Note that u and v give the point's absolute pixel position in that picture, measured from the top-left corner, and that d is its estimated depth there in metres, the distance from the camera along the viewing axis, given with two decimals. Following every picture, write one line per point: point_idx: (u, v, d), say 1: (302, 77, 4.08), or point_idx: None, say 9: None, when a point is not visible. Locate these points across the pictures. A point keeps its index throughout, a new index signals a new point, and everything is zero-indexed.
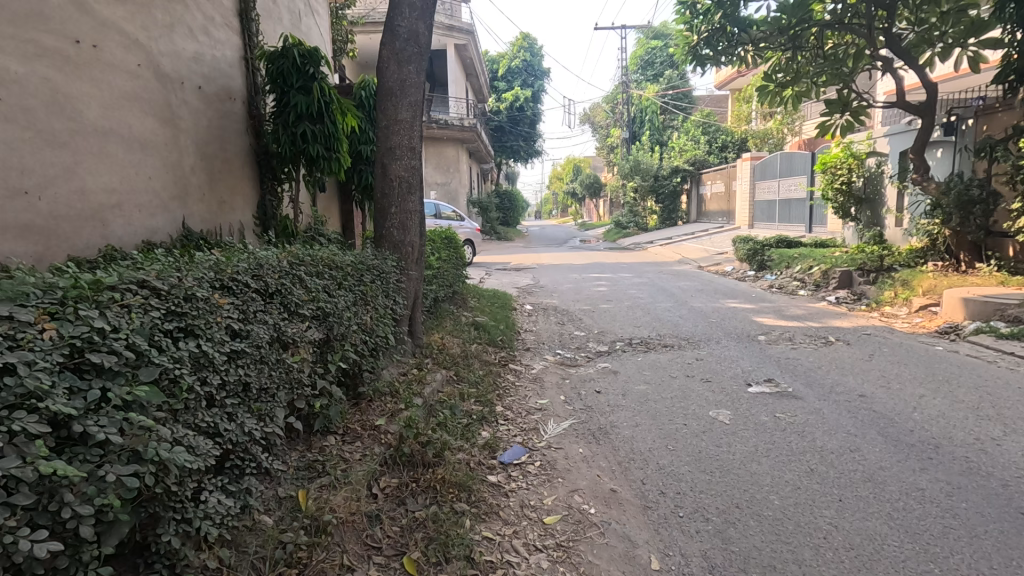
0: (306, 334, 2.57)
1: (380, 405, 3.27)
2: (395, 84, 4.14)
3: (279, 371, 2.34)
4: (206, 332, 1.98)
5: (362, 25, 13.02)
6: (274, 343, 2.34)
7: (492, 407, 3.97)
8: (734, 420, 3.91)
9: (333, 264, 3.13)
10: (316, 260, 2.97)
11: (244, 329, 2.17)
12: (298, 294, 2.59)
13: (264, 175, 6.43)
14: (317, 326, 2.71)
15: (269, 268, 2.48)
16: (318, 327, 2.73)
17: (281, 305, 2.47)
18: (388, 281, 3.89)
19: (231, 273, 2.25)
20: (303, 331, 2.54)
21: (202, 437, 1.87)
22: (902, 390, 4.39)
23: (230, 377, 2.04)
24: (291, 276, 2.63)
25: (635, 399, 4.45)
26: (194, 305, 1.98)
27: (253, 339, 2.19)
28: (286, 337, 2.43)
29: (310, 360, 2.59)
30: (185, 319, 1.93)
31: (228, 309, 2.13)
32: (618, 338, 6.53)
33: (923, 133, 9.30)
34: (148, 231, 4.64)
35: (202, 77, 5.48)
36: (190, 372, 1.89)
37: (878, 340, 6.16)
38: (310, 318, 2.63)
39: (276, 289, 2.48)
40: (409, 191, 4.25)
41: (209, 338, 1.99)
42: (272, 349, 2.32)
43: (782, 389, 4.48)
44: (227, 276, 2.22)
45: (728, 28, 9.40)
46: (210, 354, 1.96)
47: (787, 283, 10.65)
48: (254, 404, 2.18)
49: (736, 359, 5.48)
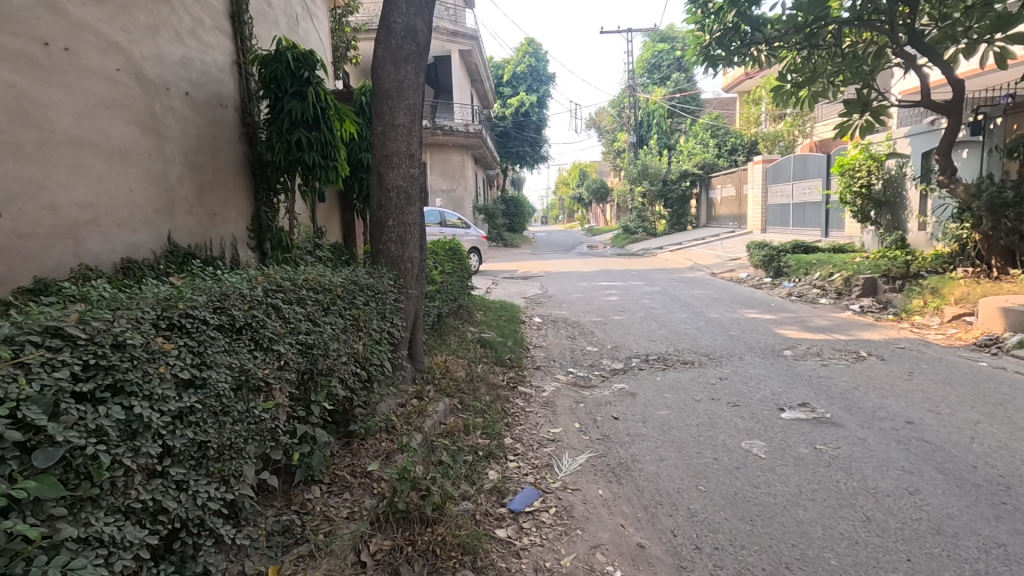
0: (282, 374, 2.22)
1: (375, 445, 2.91)
2: (392, 87, 3.80)
3: (246, 423, 1.98)
4: (142, 389, 1.63)
5: (364, 30, 12.76)
6: (240, 389, 1.99)
7: (500, 440, 3.59)
8: (771, 453, 3.51)
9: (318, 287, 2.77)
10: (298, 284, 2.61)
11: (198, 377, 1.82)
12: (272, 326, 2.23)
13: (258, 185, 6.11)
14: (298, 362, 2.36)
15: (236, 298, 2.13)
16: (299, 362, 2.37)
17: (250, 342, 2.12)
18: (386, 301, 3.54)
19: (183, 308, 1.90)
20: (277, 370, 2.19)
21: (129, 523, 1.54)
22: (953, 416, 3.96)
23: (176, 441, 1.69)
24: (264, 305, 2.28)
25: (657, 427, 4.05)
26: (126, 357, 1.63)
27: (209, 389, 1.84)
28: (257, 379, 2.07)
29: (288, 403, 2.24)
30: (113, 375, 1.59)
31: (175, 355, 1.78)
32: (634, 354, 6.13)
33: (950, 133, 8.86)
34: (129, 247, 4.31)
35: (190, 82, 5.17)
36: (117, 442, 1.54)
37: (914, 355, 5.73)
38: (288, 353, 2.27)
39: (244, 323, 2.13)
40: (408, 201, 3.90)
41: (147, 396, 1.65)
42: (237, 397, 1.97)
43: (819, 415, 4.07)
44: (178, 313, 1.87)
45: (741, 27, 8.99)
46: (145, 416, 1.61)
47: (806, 291, 10.22)
48: (213, 466, 1.83)
49: (763, 378, 5.07)
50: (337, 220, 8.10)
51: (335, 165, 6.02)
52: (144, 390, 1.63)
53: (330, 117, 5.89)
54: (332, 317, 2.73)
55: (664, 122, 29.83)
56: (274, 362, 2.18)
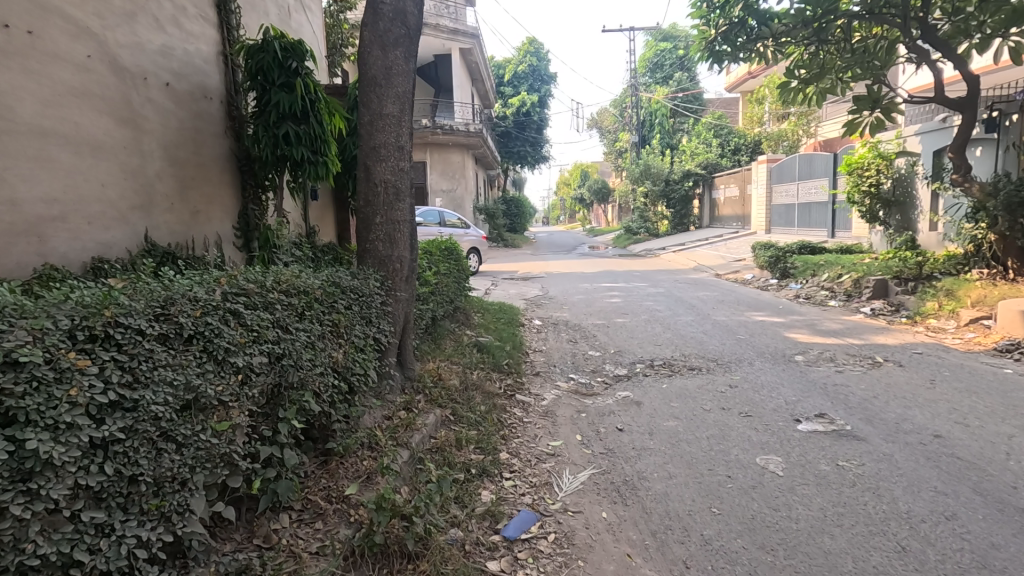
0: (239, 390, 1.96)
1: (356, 464, 2.64)
2: (380, 73, 3.52)
3: (191, 450, 1.74)
4: (44, 418, 1.42)
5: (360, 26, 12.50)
6: (183, 410, 1.75)
7: (496, 456, 3.32)
8: (789, 470, 3.23)
9: (292, 289, 2.51)
10: (266, 286, 2.35)
11: (124, 399, 1.59)
12: (228, 335, 1.97)
13: (245, 181, 5.84)
14: (261, 375, 2.10)
15: (184, 304, 1.88)
16: (263, 375, 2.11)
17: (201, 353, 1.87)
18: (372, 305, 3.27)
19: (111, 317, 1.67)
20: (233, 386, 1.93)
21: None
22: (984, 429, 3.68)
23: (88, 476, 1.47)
24: (221, 311, 2.02)
25: (664, 440, 3.77)
26: (24, 380, 1.41)
27: (140, 412, 1.61)
28: (206, 398, 1.82)
29: (247, 423, 1.98)
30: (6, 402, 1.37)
31: (95, 374, 1.55)
32: (638, 360, 5.85)
33: (964, 130, 8.57)
34: (101, 246, 4.06)
35: (172, 73, 4.91)
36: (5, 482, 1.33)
37: (933, 361, 5.44)
38: (248, 366, 2.02)
39: (192, 332, 1.88)
40: (397, 197, 3.62)
41: (51, 426, 1.43)
42: (178, 420, 1.72)
43: (839, 427, 3.79)
44: (105, 324, 1.64)
45: (747, 21, 8.70)
46: (45, 450, 1.39)
47: (814, 292, 9.93)
48: (143, 503, 1.61)
49: (776, 386, 4.79)
50: (330, 219, 7.84)
51: (325, 160, 5.76)
52: (46, 418, 1.42)
53: (320, 111, 5.64)
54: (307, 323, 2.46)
55: (666, 121, 29.55)
56: (229, 377, 1.93)
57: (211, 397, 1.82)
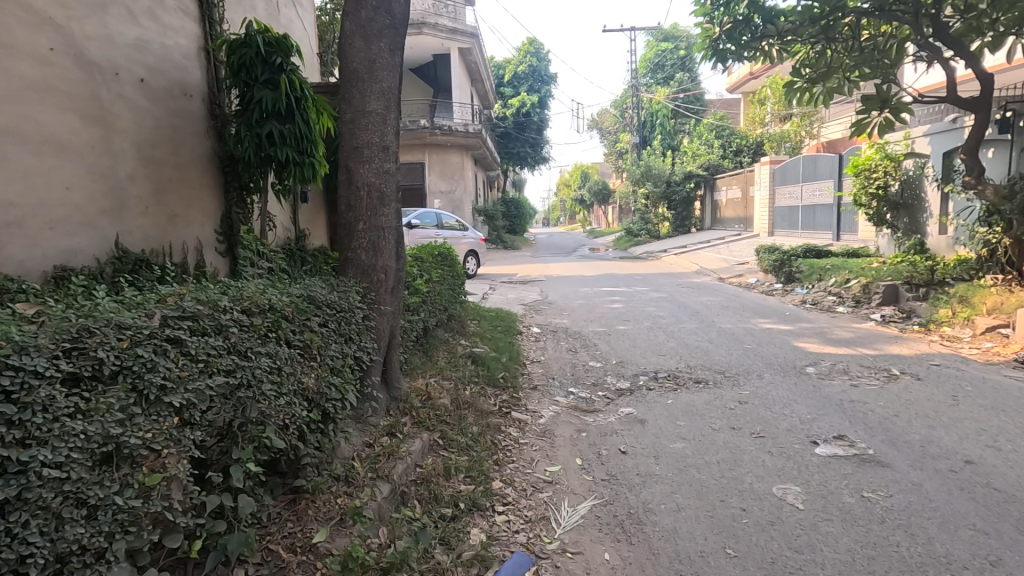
0: (176, 434, 1.69)
1: (328, 505, 2.36)
2: (364, 67, 3.24)
3: (103, 515, 1.47)
4: None
5: None
6: (97, 465, 1.49)
7: (488, 486, 3.04)
8: (810, 502, 2.94)
9: (254, 308, 2.23)
10: (221, 306, 2.07)
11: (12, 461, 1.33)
12: (162, 371, 1.70)
13: (229, 183, 5.56)
14: (206, 413, 1.83)
15: (106, 335, 1.62)
16: (209, 413, 1.84)
17: (125, 394, 1.60)
18: (352, 321, 2.99)
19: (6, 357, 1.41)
20: (165, 431, 1.66)
21: None
22: (1019, 453, 3.39)
23: None
24: (156, 341, 1.75)
25: (671, 464, 3.47)
26: None
27: (33, 475, 1.35)
28: (128, 447, 1.55)
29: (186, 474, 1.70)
30: None
31: None
32: (641, 372, 5.56)
33: (977, 130, 8.29)
34: (65, 253, 3.78)
35: (147, 68, 4.63)
36: None
37: (954, 374, 5.15)
38: (188, 405, 1.75)
39: (116, 368, 1.61)
40: (382, 202, 3.33)
41: None
42: (89, 478, 1.46)
43: (860, 451, 3.50)
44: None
45: (753, 19, 8.42)
46: None
47: (821, 298, 9.64)
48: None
49: (789, 402, 4.49)
50: (321, 223, 7.56)
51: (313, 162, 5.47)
52: None
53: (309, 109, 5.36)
54: (271, 347, 2.18)
55: (667, 122, 29.27)
56: (162, 419, 1.66)
57: (136, 447, 1.55)
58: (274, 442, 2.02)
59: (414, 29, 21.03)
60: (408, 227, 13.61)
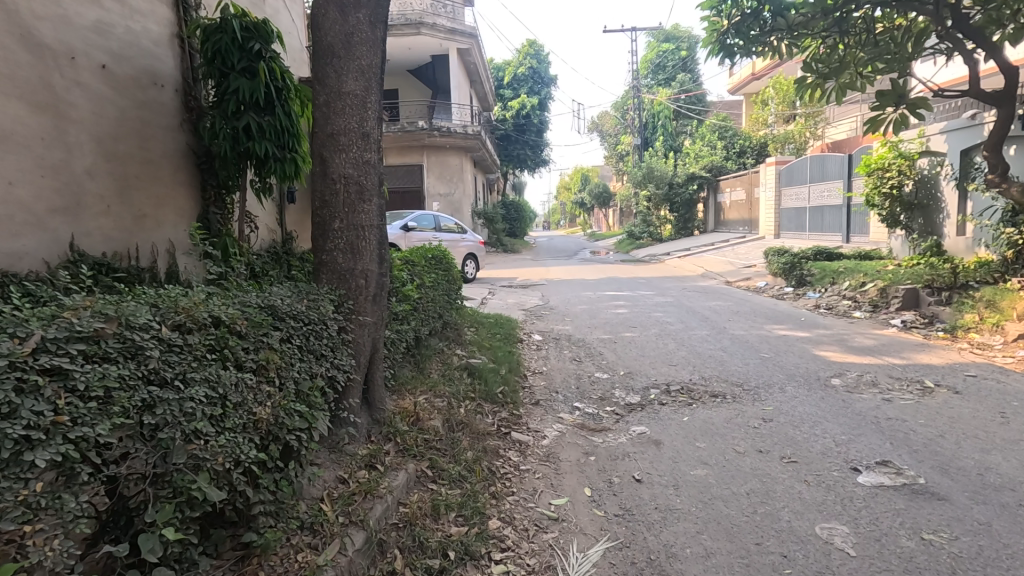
0: (47, 501, 1.32)
1: (285, 564, 1.95)
2: (339, 41, 2.82)
3: None
4: None
5: None
6: None
7: (485, 528, 2.60)
8: (863, 546, 2.50)
9: (185, 326, 1.84)
10: (137, 327, 1.69)
11: None
12: (27, 420, 1.33)
13: (206, 181, 5.14)
14: (100, 468, 1.45)
15: None
16: (104, 469, 1.46)
17: None
18: (326, 335, 2.58)
19: None
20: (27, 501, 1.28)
21: None
22: None
23: None
24: (27, 380, 1.39)
25: (694, 497, 3.03)
26: None
27: None
28: None
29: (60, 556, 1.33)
30: None
31: None
32: (652, 385, 5.12)
33: (1002, 125, 7.87)
34: (7, 257, 3.38)
35: (110, 54, 4.21)
36: None
37: (994, 386, 4.72)
38: (66, 462, 1.37)
39: None
40: (362, 197, 2.91)
41: None
42: None
43: (910, 480, 3.07)
44: None
45: (763, 11, 7.69)
46: None
47: (835, 302, 9.21)
48: None
49: (818, 419, 4.05)
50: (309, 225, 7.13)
51: (295, 158, 5.06)
52: None
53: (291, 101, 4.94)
54: (206, 375, 1.78)
55: (669, 123, 28.91)
56: (23, 484, 1.29)
57: None
58: (203, 497, 1.61)
59: (412, 29, 20.52)
60: (405, 229, 13.16)
